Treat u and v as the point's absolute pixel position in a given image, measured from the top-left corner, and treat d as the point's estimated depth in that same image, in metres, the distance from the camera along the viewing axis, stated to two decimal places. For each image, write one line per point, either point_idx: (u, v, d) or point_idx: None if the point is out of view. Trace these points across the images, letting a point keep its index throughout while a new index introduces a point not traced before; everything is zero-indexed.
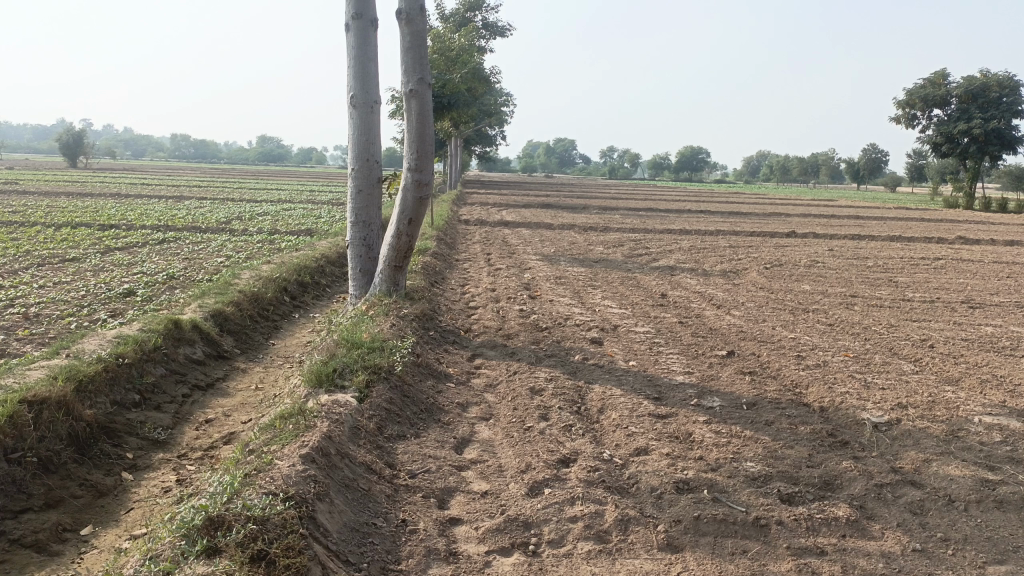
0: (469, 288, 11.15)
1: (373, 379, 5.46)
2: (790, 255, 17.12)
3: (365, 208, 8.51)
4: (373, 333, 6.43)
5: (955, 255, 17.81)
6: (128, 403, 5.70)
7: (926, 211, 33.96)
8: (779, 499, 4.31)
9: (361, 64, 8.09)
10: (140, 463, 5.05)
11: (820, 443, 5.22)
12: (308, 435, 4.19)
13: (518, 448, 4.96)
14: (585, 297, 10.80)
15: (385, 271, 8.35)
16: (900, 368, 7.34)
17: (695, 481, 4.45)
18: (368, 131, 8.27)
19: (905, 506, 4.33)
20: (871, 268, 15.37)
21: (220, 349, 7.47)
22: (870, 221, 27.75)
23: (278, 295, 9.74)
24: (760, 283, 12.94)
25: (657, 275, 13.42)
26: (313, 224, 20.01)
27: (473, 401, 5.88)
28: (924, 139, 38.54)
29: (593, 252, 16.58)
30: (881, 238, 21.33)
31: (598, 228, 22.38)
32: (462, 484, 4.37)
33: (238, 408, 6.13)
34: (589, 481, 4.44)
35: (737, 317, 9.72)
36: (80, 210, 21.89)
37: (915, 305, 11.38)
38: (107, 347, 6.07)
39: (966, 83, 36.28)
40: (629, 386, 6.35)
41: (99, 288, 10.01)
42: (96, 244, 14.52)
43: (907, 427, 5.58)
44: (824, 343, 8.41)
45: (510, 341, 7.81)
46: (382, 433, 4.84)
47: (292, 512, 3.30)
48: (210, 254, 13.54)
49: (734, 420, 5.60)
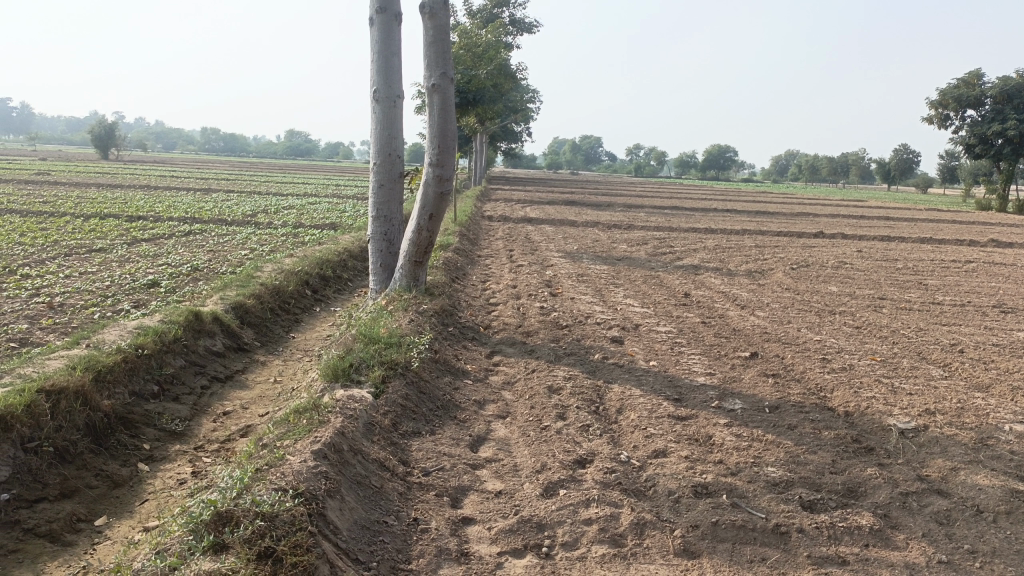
0: (490, 284, 11.10)
1: (389, 375, 5.43)
2: (818, 256, 16.87)
3: (387, 203, 8.48)
4: (391, 328, 6.40)
5: (987, 258, 17.44)
6: (146, 394, 5.72)
7: (957, 213, 33.34)
8: (800, 506, 4.21)
9: (385, 59, 8.06)
10: (156, 455, 5.06)
11: (844, 449, 5.09)
12: (321, 430, 4.16)
13: (534, 447, 4.90)
14: (607, 295, 10.70)
15: (406, 267, 8.31)
16: (929, 373, 7.17)
17: (714, 486, 4.36)
18: (390, 126, 8.24)
19: (931, 516, 4.21)
20: (900, 270, 15.09)
21: (240, 342, 7.48)
22: (899, 222, 27.31)
23: (299, 289, 9.76)
24: (786, 284, 12.75)
25: (681, 274, 13.28)
26: (337, 218, 20.09)
27: (490, 398, 5.83)
28: (957, 140, 37.84)
29: (617, 250, 16.46)
30: (911, 240, 20.97)
31: (622, 226, 22.23)
32: (476, 483, 4.32)
33: (256, 401, 6.13)
34: (605, 483, 4.36)
35: (762, 318, 9.57)
36: (109, 201, 22.17)
37: (945, 309, 11.15)
38: (128, 337, 6.09)
39: (1002, 83, 35.54)
40: (649, 386, 6.26)
41: (123, 278, 10.08)
42: (122, 235, 14.67)
43: (935, 434, 5.43)
44: (850, 346, 8.25)
45: (529, 339, 7.74)
46: (397, 430, 4.80)
47: (301, 509, 3.25)
48: (234, 247, 13.62)
49: (756, 423, 5.49)
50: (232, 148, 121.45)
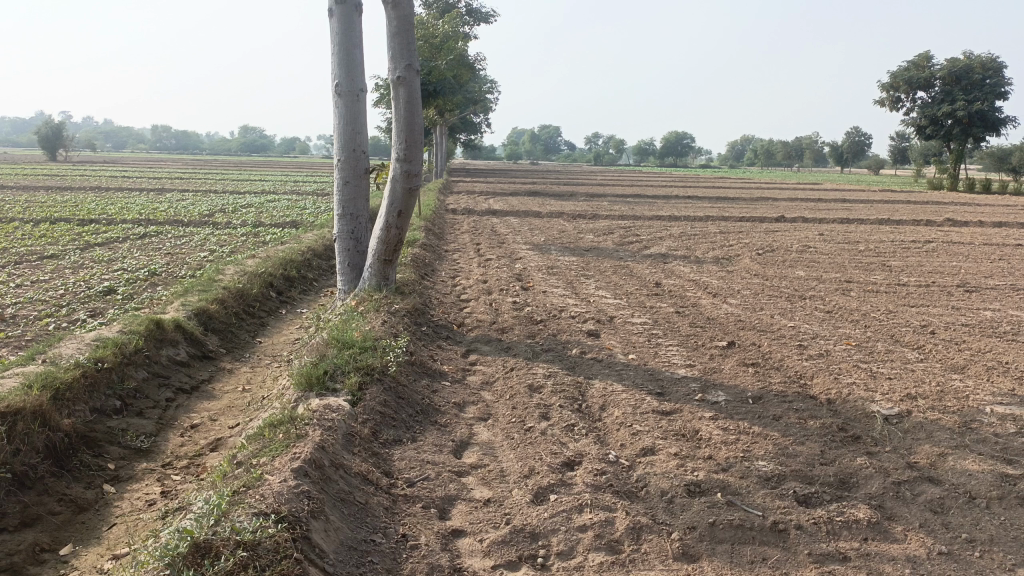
0: (459, 280, 10.90)
1: (366, 381, 5.23)
2: (781, 241, 16.99)
3: (352, 199, 8.24)
4: (364, 331, 6.19)
5: (945, 238, 17.74)
6: (108, 410, 5.44)
7: (912, 193, 33.94)
8: (796, 501, 4.13)
9: (345, 51, 7.81)
10: (123, 475, 4.81)
11: (832, 438, 5.04)
12: (299, 445, 3.96)
13: (519, 450, 4.75)
14: (578, 287, 10.58)
15: (375, 265, 8.09)
16: (905, 356, 7.18)
17: (708, 484, 4.26)
18: (354, 120, 7.99)
19: (925, 505, 4.17)
20: (863, 252, 15.26)
21: (205, 349, 7.21)
22: (857, 204, 27.72)
23: (264, 291, 9.48)
24: (754, 270, 12.78)
25: (650, 263, 13.23)
26: (298, 216, 19.68)
27: (470, 400, 5.67)
28: (908, 121, 38.57)
29: (584, 240, 16.36)
30: (870, 222, 21.25)
31: (587, 215, 22.16)
32: (464, 492, 4.16)
33: (224, 412, 5.89)
34: (596, 485, 4.23)
35: (734, 306, 9.55)
36: (59, 204, 21.45)
37: (911, 289, 11.25)
38: (86, 351, 5.78)
39: (950, 65, 36.21)
40: (630, 380, 6.16)
41: (78, 286, 9.69)
42: (75, 240, 14.14)
43: (919, 419, 5.41)
44: (824, 331, 8.25)
45: (505, 335, 7.59)
46: (377, 439, 4.62)
47: (284, 534, 3.06)
48: (193, 249, 13.21)
49: (741, 415, 5.42)
50: (185, 146, 118.86)
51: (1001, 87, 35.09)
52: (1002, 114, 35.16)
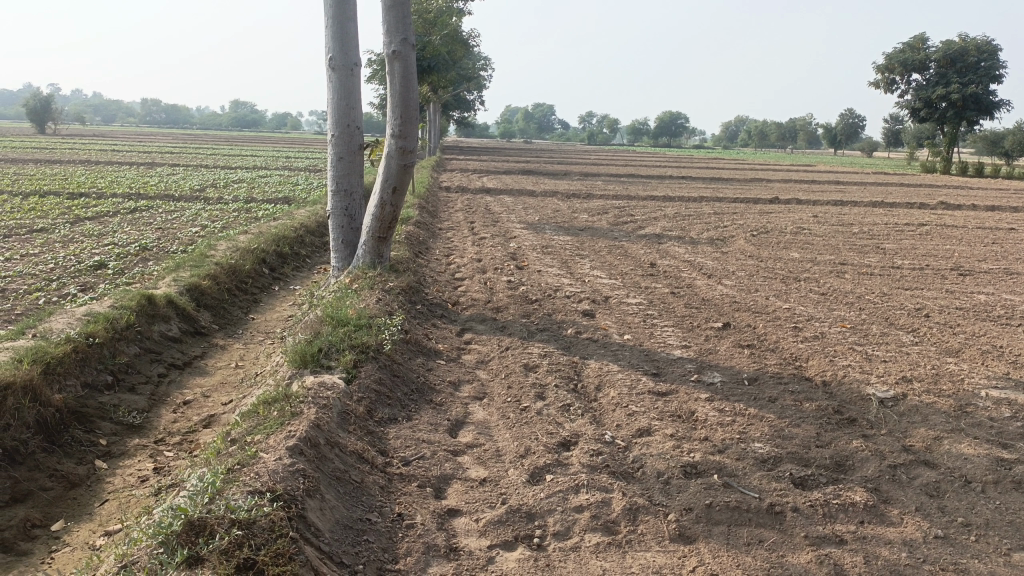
0: (453, 258, 10.84)
1: (360, 359, 5.19)
2: (776, 222, 16.97)
3: (346, 175, 8.15)
4: (359, 309, 6.13)
5: (939, 221, 17.74)
6: (100, 385, 5.38)
7: (905, 176, 33.96)
8: (792, 483, 4.12)
9: (340, 24, 7.68)
10: (115, 451, 4.77)
11: (827, 421, 5.04)
12: (294, 423, 3.92)
13: (515, 430, 4.73)
14: (573, 266, 10.54)
15: (369, 243, 8.01)
16: (899, 339, 7.18)
17: (704, 465, 4.25)
18: (348, 95, 7.89)
19: (921, 488, 4.17)
20: (857, 235, 15.25)
21: (197, 325, 7.14)
22: (851, 186, 27.75)
23: (257, 267, 9.40)
24: (749, 251, 12.75)
25: (644, 243, 13.19)
26: (291, 192, 19.53)
27: (465, 379, 5.64)
28: (903, 104, 38.49)
29: (578, 220, 16.31)
30: (864, 204, 21.25)
31: (581, 195, 22.07)
32: (459, 471, 4.14)
33: (217, 389, 5.85)
34: (592, 466, 4.22)
35: (729, 287, 9.53)
36: (48, 177, 21.24)
37: (905, 272, 11.25)
38: (77, 325, 5.70)
39: (945, 47, 36.06)
40: (626, 361, 6.13)
41: (68, 260, 9.58)
42: (65, 214, 13.99)
43: (914, 402, 5.42)
44: (819, 313, 8.24)
45: (500, 314, 7.55)
46: (372, 417, 4.58)
47: (279, 513, 3.02)
48: (184, 224, 13.09)
49: (737, 396, 5.40)
50: (176, 120, 117.66)
51: (996, 70, 34.89)
52: (996, 98, 35.09)
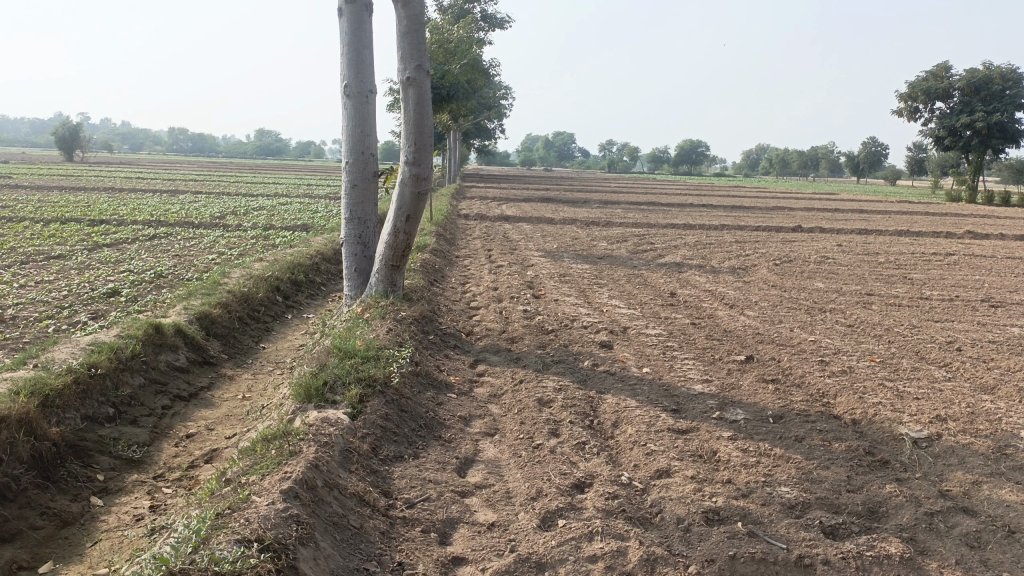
0: (469, 287, 10.67)
1: (367, 393, 4.99)
2: (799, 251, 16.65)
3: (360, 203, 8.02)
4: (368, 340, 5.95)
5: (967, 251, 17.33)
6: (100, 417, 5.23)
7: (929, 205, 33.49)
8: (822, 532, 3.86)
9: (355, 51, 7.61)
10: (112, 487, 4.60)
11: (858, 463, 4.76)
12: (292, 463, 3.72)
13: (527, 470, 4.50)
14: (591, 296, 10.32)
15: (382, 271, 7.85)
16: (931, 375, 6.87)
17: (727, 511, 3.99)
18: (363, 122, 7.79)
19: (960, 538, 3.89)
20: (883, 264, 14.91)
21: (206, 355, 7.00)
22: (874, 215, 27.34)
23: (270, 295, 9.28)
24: (771, 281, 12.47)
25: (664, 272, 12.95)
26: (309, 219, 19.54)
27: (477, 414, 5.43)
28: (926, 132, 38.09)
29: (597, 248, 16.12)
30: (889, 233, 20.87)
31: (600, 223, 21.90)
32: (466, 514, 3.91)
33: (222, 421, 5.68)
34: (607, 511, 3.97)
35: (752, 318, 9.26)
36: (71, 204, 21.43)
37: (934, 304, 10.92)
38: (80, 356, 5.57)
39: (969, 75, 35.70)
40: (644, 396, 5.89)
41: (82, 287, 9.54)
42: (84, 241, 14.02)
43: (950, 443, 5.12)
44: (846, 346, 7.95)
45: (514, 345, 7.34)
46: (377, 455, 4.38)
47: (267, 565, 2.82)
48: (201, 251, 13.05)
49: (761, 435, 5.14)
50: (202, 148, 119.47)
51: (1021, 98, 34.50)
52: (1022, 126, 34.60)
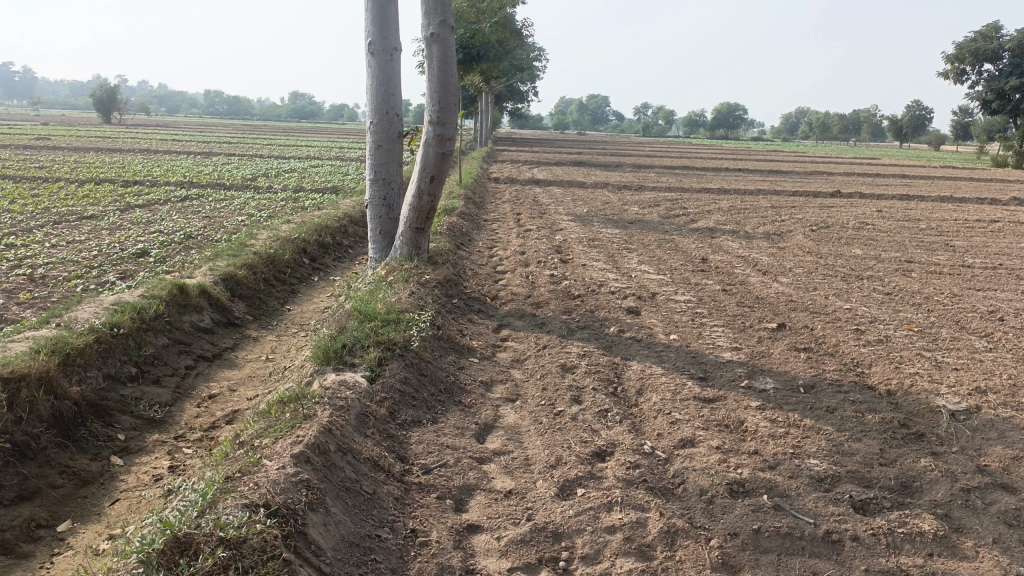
0: (496, 250, 10.54)
1: (386, 357, 4.92)
2: (836, 217, 16.21)
3: (385, 164, 7.90)
4: (389, 303, 5.87)
5: (1013, 218, 16.73)
6: (122, 377, 5.24)
7: (974, 170, 32.41)
8: (852, 507, 3.71)
9: (380, 8, 7.42)
10: (132, 446, 4.60)
11: (892, 436, 4.59)
12: (305, 427, 3.67)
13: (547, 437, 4.40)
14: (620, 261, 10.13)
15: (406, 234, 7.75)
16: (972, 345, 6.61)
17: (753, 483, 3.87)
18: (387, 81, 7.63)
19: (998, 516, 3.72)
20: (924, 231, 14.45)
21: (230, 316, 6.99)
22: (917, 180, 26.56)
23: (296, 257, 9.26)
24: (807, 247, 12.15)
25: (696, 237, 12.69)
26: (339, 181, 19.50)
27: (498, 379, 5.34)
28: (974, 95, 36.75)
29: (628, 212, 15.85)
30: (932, 199, 20.24)
31: (633, 187, 21.55)
32: (483, 481, 3.84)
33: (245, 382, 5.65)
34: (628, 481, 3.86)
35: (786, 285, 9.01)
36: (106, 165, 21.62)
37: (976, 272, 10.54)
38: (102, 315, 5.57)
39: (1021, 35, 34.24)
40: (671, 363, 5.74)
41: (112, 247, 9.58)
42: (116, 201, 14.12)
43: (989, 417, 4.91)
44: (883, 314, 7.69)
45: (540, 310, 7.23)
46: (394, 419, 4.31)
47: (274, 531, 2.78)
48: (231, 213, 13.07)
49: (791, 405, 4.98)
50: (237, 111, 119.93)
51: None
52: None
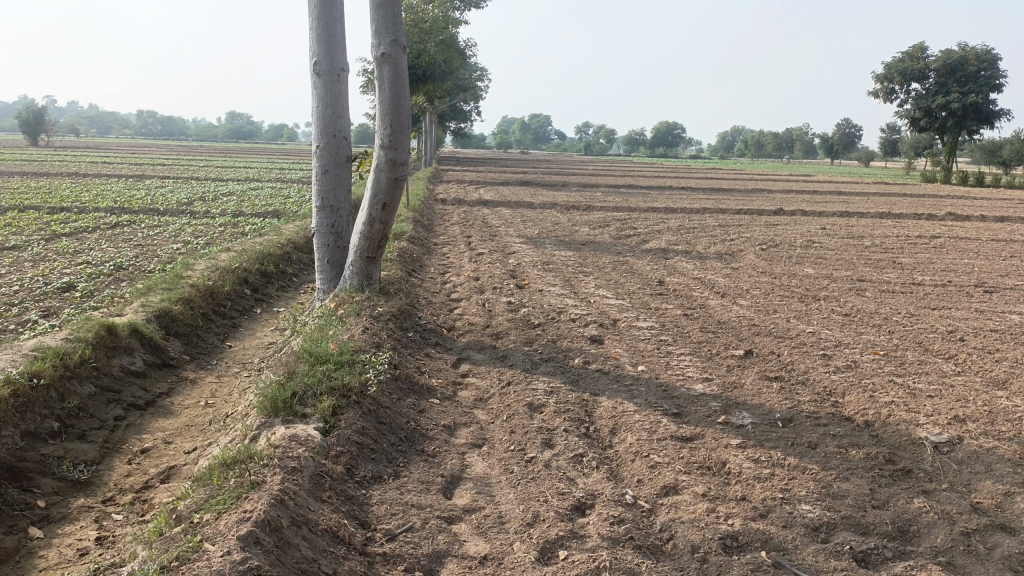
0: (449, 276, 10.18)
1: (341, 405, 4.52)
2: (784, 235, 16.31)
3: (333, 190, 7.48)
4: (341, 342, 5.45)
5: (951, 233, 17.08)
6: (43, 434, 4.70)
7: (906, 186, 33.37)
8: (854, 560, 3.47)
9: (325, 27, 7.03)
10: (54, 514, 4.09)
11: (880, 473, 4.37)
12: (253, 498, 3.26)
13: (520, 489, 4.05)
14: (577, 285, 9.86)
15: (357, 264, 7.34)
16: (940, 369, 6.51)
17: (746, 536, 3.59)
18: (334, 103, 7.23)
19: (1004, 562, 3.50)
20: (870, 248, 14.62)
21: (165, 357, 6.45)
22: (854, 197, 27.17)
23: (237, 288, 8.72)
24: (760, 267, 12.10)
25: (650, 258, 12.53)
26: (281, 205, 18.85)
27: (462, 422, 4.97)
28: (902, 113, 38.02)
29: (579, 233, 15.67)
30: (871, 216, 20.59)
31: (581, 207, 21.42)
32: (454, 546, 3.46)
33: (182, 433, 5.16)
34: (613, 539, 3.54)
35: (746, 308, 8.86)
36: (30, 191, 20.50)
37: (928, 290, 10.60)
38: (20, 363, 5.01)
39: (944, 56, 35.53)
40: (642, 399, 5.45)
41: (35, 281, 8.91)
42: (41, 230, 13.26)
43: (973, 448, 4.74)
44: (848, 338, 7.56)
45: (500, 341, 6.88)
46: (353, 477, 3.92)
47: None
48: (165, 241, 12.39)
49: (771, 443, 4.72)
50: (172, 132, 116.70)
51: (996, 79, 34.47)
52: (997, 107, 34.59)
